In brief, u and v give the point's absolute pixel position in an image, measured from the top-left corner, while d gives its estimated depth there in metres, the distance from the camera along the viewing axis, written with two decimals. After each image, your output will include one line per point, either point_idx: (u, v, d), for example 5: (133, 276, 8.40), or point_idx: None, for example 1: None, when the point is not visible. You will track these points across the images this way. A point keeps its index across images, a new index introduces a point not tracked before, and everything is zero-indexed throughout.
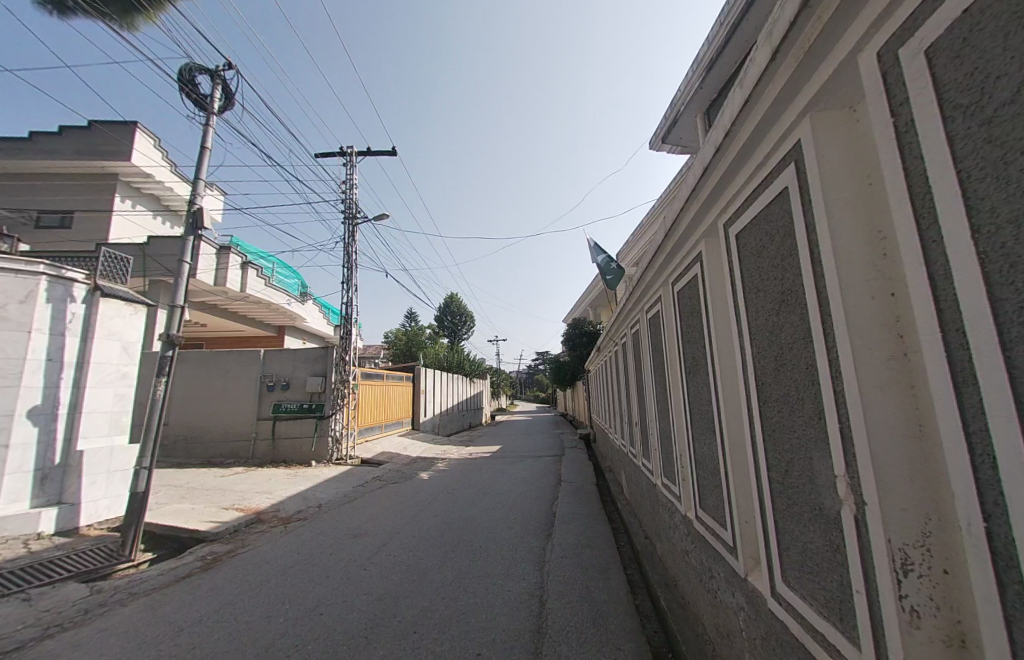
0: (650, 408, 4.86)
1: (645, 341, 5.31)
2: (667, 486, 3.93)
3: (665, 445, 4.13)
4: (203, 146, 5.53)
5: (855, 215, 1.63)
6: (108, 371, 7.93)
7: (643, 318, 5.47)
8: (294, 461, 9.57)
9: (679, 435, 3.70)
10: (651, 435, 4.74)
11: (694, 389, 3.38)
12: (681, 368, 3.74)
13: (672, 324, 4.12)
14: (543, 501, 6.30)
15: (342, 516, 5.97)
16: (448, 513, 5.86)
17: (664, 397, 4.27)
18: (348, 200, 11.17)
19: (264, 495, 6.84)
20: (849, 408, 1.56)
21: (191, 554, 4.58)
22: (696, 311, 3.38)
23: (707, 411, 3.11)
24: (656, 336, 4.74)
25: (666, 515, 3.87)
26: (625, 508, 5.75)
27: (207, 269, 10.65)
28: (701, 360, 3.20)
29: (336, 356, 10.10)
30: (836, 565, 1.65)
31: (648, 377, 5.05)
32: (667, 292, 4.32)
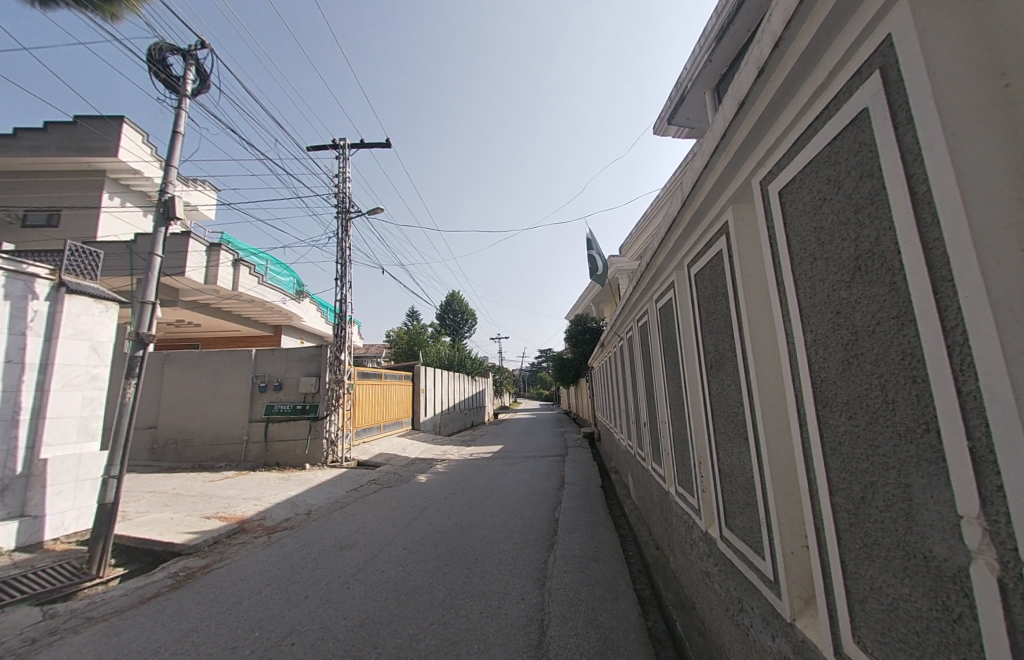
0: (661, 407, 4.46)
1: (654, 334, 4.90)
2: (681, 496, 3.55)
3: (679, 449, 3.73)
4: (175, 131, 5.14)
5: (989, 130, 1.20)
6: (74, 372, 7.62)
7: (651, 309, 5.05)
8: (287, 464, 9.22)
9: (697, 440, 3.30)
10: (662, 436, 4.35)
11: (716, 387, 2.99)
12: (699, 362, 3.34)
13: (687, 314, 3.72)
14: (546, 507, 5.91)
15: (332, 524, 5.61)
16: (445, 521, 5.49)
17: (677, 395, 3.87)
18: (341, 194, 10.76)
19: (251, 502, 6.48)
20: (985, 415, 1.10)
21: (163, 570, 4.21)
22: (720, 297, 2.98)
23: (734, 413, 2.70)
24: (667, 328, 4.33)
25: (681, 528, 3.48)
26: (632, 512, 5.38)
27: (197, 266, 10.29)
28: (727, 354, 2.80)
29: (330, 355, 9.73)
30: (955, 640, 1.20)
31: (658, 372, 4.65)
32: (681, 278, 3.90)
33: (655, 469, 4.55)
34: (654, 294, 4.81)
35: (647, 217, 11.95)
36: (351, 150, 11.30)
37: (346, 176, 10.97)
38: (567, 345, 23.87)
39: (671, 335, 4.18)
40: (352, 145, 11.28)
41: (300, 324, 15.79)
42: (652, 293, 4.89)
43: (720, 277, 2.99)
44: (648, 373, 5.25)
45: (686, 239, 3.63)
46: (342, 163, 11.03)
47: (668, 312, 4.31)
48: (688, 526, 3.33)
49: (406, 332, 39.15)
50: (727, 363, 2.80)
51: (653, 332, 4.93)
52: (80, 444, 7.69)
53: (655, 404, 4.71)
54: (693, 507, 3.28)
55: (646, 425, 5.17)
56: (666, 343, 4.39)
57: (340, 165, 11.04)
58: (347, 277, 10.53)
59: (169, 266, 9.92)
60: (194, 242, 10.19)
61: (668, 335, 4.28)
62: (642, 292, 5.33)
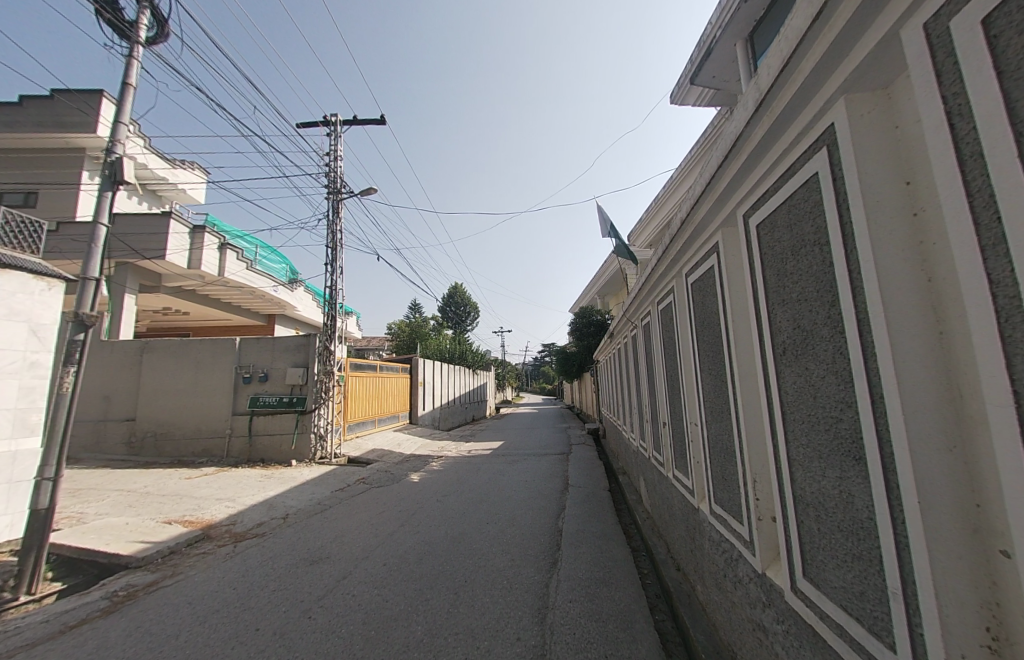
0: (691, 407, 3.55)
1: (682, 310, 3.86)
2: (723, 520, 2.75)
3: (722, 460, 2.86)
4: (126, 81, 4.48)
5: None
6: (10, 358, 6.97)
7: (677, 282, 4.02)
8: (272, 461, 8.65)
9: (759, 454, 2.42)
10: (692, 443, 3.44)
11: (795, 383, 2.07)
12: (763, 350, 2.38)
13: (740, 279, 2.72)
14: (549, 514, 5.26)
15: (309, 531, 5.00)
16: (434, 529, 4.86)
17: (719, 392, 2.94)
18: (332, 173, 10.04)
19: (223, 504, 5.90)
20: None
21: (102, 587, 3.60)
22: (800, 258, 2.02)
23: (835, 425, 1.78)
24: (701, 308, 3.37)
25: (719, 562, 2.75)
26: (646, 524, 4.72)
27: (179, 249, 9.68)
28: (822, 339, 1.85)
29: (319, 344, 9.12)
30: None
31: (689, 361, 3.66)
32: (730, 233, 2.87)
33: (680, 480, 3.68)
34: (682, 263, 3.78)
35: (659, 201, 11.15)
36: (343, 127, 10.55)
37: (337, 154, 10.23)
38: (570, 339, 23.14)
39: (709, 313, 3.19)
40: (344, 122, 10.53)
41: (295, 313, 15.25)
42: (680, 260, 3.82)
43: (802, 225, 2.00)
44: (670, 362, 4.26)
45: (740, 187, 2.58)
46: (334, 140, 10.29)
47: (706, 285, 3.28)
48: (731, 564, 2.57)
49: (407, 325, 38.54)
50: (821, 354, 1.85)
51: (680, 310, 3.92)
52: (16, 441, 7.05)
53: (682, 398, 3.76)
54: (742, 539, 2.50)
55: (668, 425, 4.25)
56: (698, 326, 3.42)
57: (331, 143, 10.30)
58: (338, 262, 9.84)
59: (149, 248, 9.31)
60: (175, 224, 9.56)
61: (704, 314, 3.29)
62: (664, 265, 4.25)
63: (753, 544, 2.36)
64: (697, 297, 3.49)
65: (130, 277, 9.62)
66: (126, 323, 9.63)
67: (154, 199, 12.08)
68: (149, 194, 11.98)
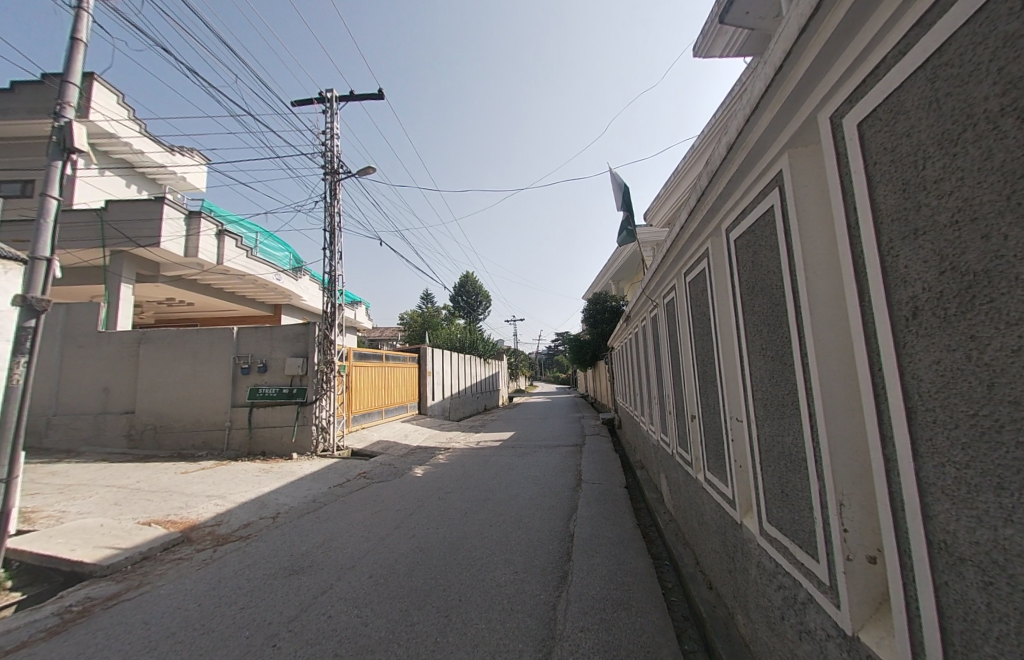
0: (734, 390, 2.51)
1: (717, 260, 2.71)
2: (782, 548, 1.84)
3: (776, 471, 1.87)
4: (75, 37, 4.01)
5: None
6: None
7: (708, 234, 2.82)
8: (273, 454, 8.33)
9: (854, 487, 1.40)
10: (734, 437, 2.46)
11: (892, 330, 1.11)
12: (851, 303, 1.33)
13: (815, 201, 1.58)
14: (558, 516, 4.71)
15: (296, 533, 4.59)
16: (431, 532, 4.36)
17: (772, 380, 1.86)
18: (328, 151, 9.45)
19: (212, 501, 5.57)
20: None
21: (55, 602, 3.23)
22: (945, 131, 0.94)
23: (1004, 403, 0.82)
24: (741, 264, 2.29)
25: (779, 604, 1.89)
26: (670, 530, 4.10)
27: (174, 236, 9.36)
28: (1006, 283, 0.80)
29: (319, 333, 8.71)
30: None
31: (727, 328, 2.56)
32: (789, 151, 1.67)
33: (722, 483, 2.72)
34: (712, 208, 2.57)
35: (678, 173, 10.13)
36: (339, 103, 9.90)
37: (333, 132, 9.60)
38: (585, 326, 22.37)
39: (753, 262, 2.07)
40: (340, 97, 9.87)
41: (301, 302, 14.99)
42: (706, 206, 2.62)
43: (959, 96, 0.89)
44: (702, 335, 3.16)
45: (790, 81, 1.43)
46: (329, 118, 9.65)
47: (750, 229, 2.12)
48: (799, 618, 1.71)
49: (420, 315, 38.33)
50: (1005, 312, 0.80)
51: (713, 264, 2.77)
52: None
53: (718, 376, 2.73)
54: (815, 580, 1.60)
55: (702, 415, 3.23)
56: (737, 279, 2.33)
57: (326, 120, 9.67)
58: (337, 246, 9.26)
59: (143, 236, 9.03)
60: (169, 209, 9.21)
61: (746, 263, 2.17)
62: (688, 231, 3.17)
63: (834, 592, 1.47)
64: (734, 248, 2.33)
65: (127, 266, 9.37)
66: (124, 314, 9.42)
67: (150, 185, 11.86)
68: (146, 181, 11.75)
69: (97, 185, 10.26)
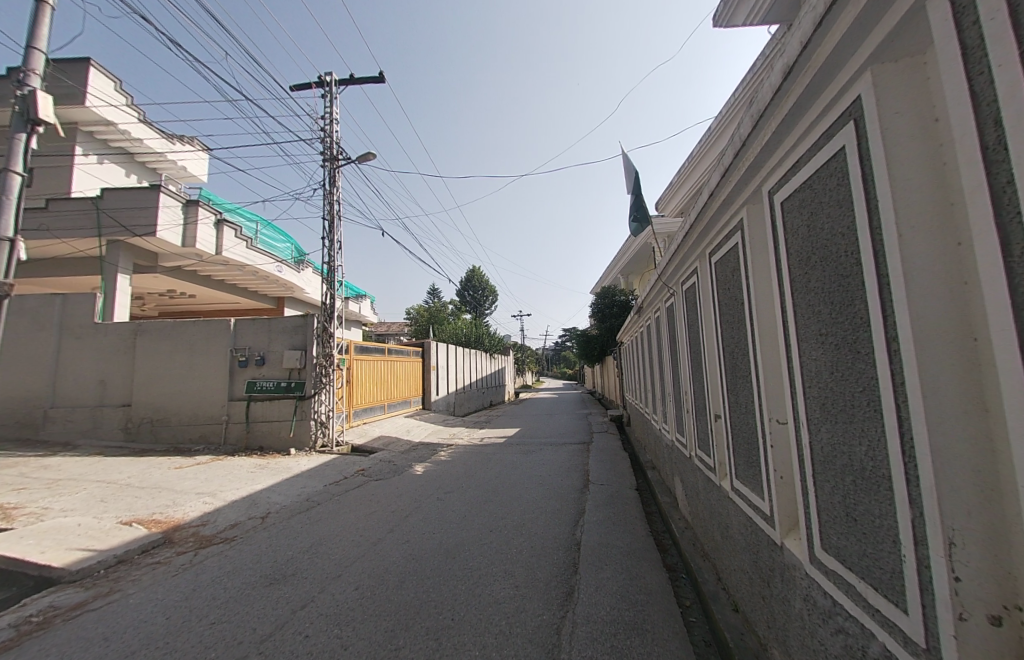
0: (778, 387, 2.08)
1: (753, 234, 2.26)
2: (845, 585, 1.45)
3: (840, 490, 1.47)
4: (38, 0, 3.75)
5: None
6: None
7: (740, 205, 2.36)
8: (270, 449, 8.09)
9: (970, 521, 0.99)
10: (775, 444, 2.04)
11: None
12: (982, 261, 0.91)
13: (914, 131, 1.15)
14: (564, 522, 4.36)
15: (283, 535, 4.30)
16: (425, 537, 4.04)
17: (835, 375, 1.45)
18: (327, 136, 9.08)
19: (201, 499, 5.33)
20: None
21: (15, 611, 2.98)
22: None
23: None
24: (786, 234, 1.88)
25: (836, 652, 1.51)
26: (687, 540, 3.72)
27: (171, 225, 9.14)
28: None
29: (317, 325, 8.42)
30: None
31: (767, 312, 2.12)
32: (874, 68, 1.22)
33: (756, 495, 2.31)
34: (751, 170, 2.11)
35: (692, 159, 9.58)
36: (339, 87, 9.51)
37: (332, 117, 9.22)
38: (593, 321, 21.87)
39: (811, 226, 1.63)
40: (340, 81, 9.48)
41: (303, 295, 14.77)
42: (741, 169, 2.16)
43: None
44: (729, 323, 2.72)
45: None
46: (329, 103, 9.28)
47: (805, 185, 1.67)
48: None
49: (426, 310, 38.08)
50: None
51: (748, 239, 2.32)
52: None
53: (753, 370, 2.30)
54: (898, 638, 1.20)
55: (729, 416, 2.81)
56: (784, 251, 1.89)
57: (325, 106, 9.29)
58: (336, 236, 8.93)
59: (139, 225, 8.82)
60: (165, 197, 8.97)
61: (801, 229, 1.73)
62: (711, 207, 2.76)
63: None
64: (783, 214, 1.88)
65: (124, 257, 9.23)
66: (122, 305, 9.24)
67: (148, 172, 11.85)
68: (144, 169, 11.71)
69: (95, 174, 10.30)
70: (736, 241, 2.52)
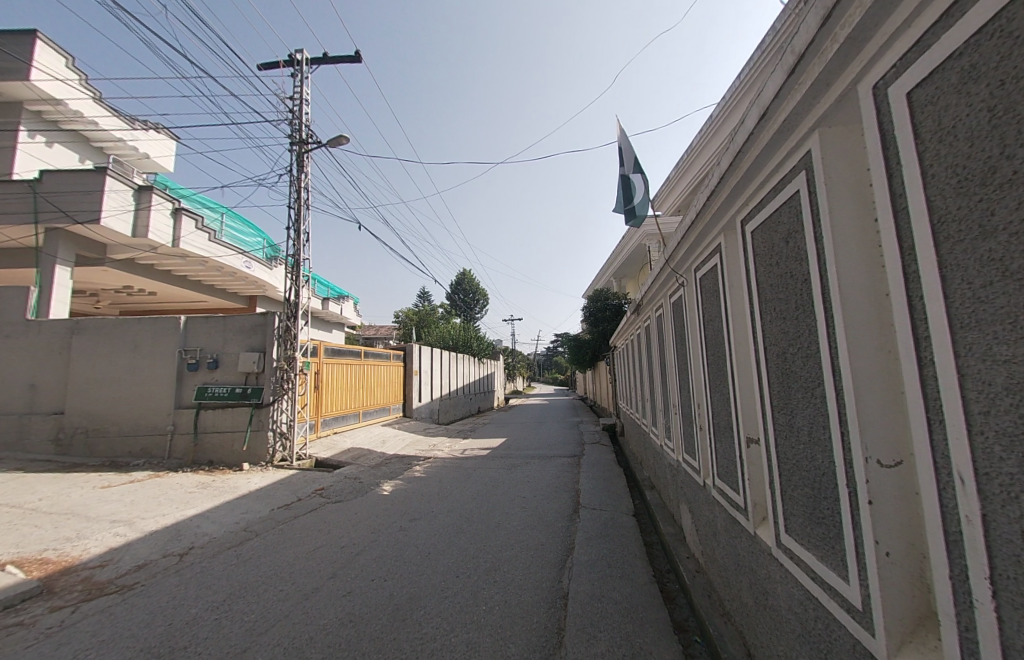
0: (882, 411, 1.25)
1: (816, 176, 1.43)
2: None
3: None
4: None
5: None
6: None
7: (801, 137, 1.51)
8: (221, 464, 7.15)
9: None
10: (866, 501, 1.24)
11: None
12: None
13: None
14: (548, 563, 3.55)
15: (195, 583, 3.42)
16: (373, 587, 3.19)
17: None
18: (296, 117, 8.24)
19: (113, 530, 4.42)
20: None
21: None
22: None
23: None
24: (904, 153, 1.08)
25: None
26: (701, 593, 2.90)
27: (117, 211, 8.20)
28: None
29: (279, 324, 7.54)
30: None
31: (854, 289, 1.32)
32: None
33: (821, 565, 1.51)
34: (831, 73, 1.24)
35: (691, 150, 8.94)
36: (311, 67, 8.71)
37: (303, 98, 8.40)
38: (585, 325, 21.22)
39: (993, 112, 0.83)
40: (312, 60, 8.68)
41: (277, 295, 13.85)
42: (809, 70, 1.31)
43: None
44: (761, 312, 1.91)
45: None
46: (298, 82, 8.46)
47: (973, 42, 0.85)
48: None
49: (414, 314, 37.07)
50: None
51: (809, 188, 1.48)
52: None
53: (814, 379, 1.50)
54: None
55: (764, 443, 1.98)
56: (903, 181, 1.08)
57: (295, 85, 8.46)
58: (303, 226, 8.08)
59: (81, 210, 7.89)
60: (113, 181, 8.06)
61: (960, 127, 0.91)
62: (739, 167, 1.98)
63: None
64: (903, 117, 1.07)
65: (65, 247, 8.25)
66: (60, 299, 8.25)
67: (97, 155, 10.77)
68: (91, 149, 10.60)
69: (39, 156, 9.33)
70: (784, 199, 1.68)
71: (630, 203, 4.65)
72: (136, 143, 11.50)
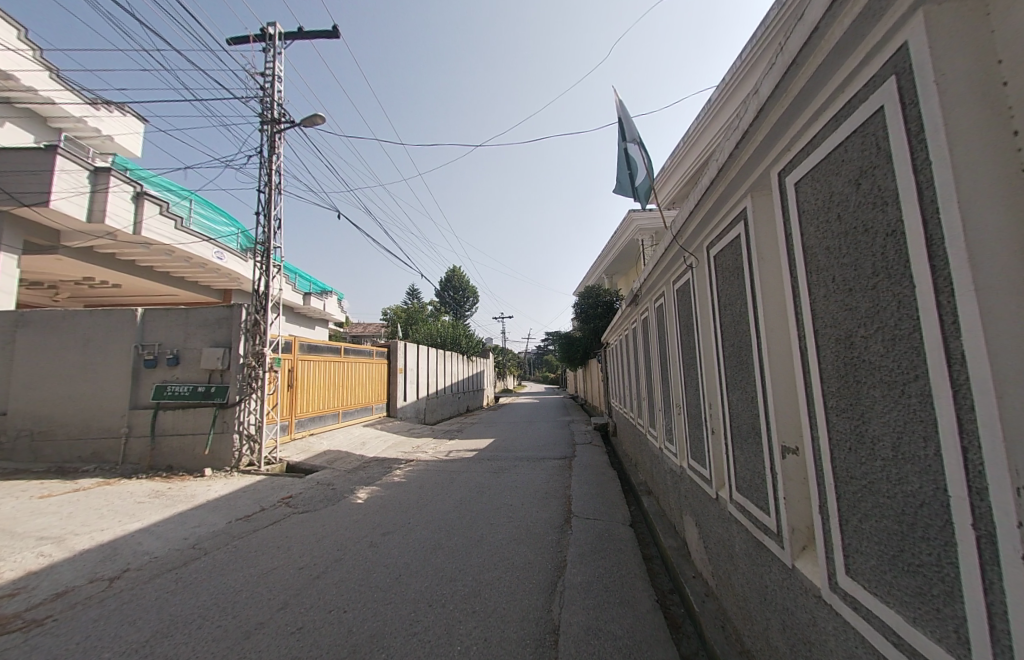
0: None
1: (917, 79, 0.98)
2: None
3: None
4: None
5: None
6: None
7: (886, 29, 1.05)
8: (181, 469, 6.55)
9: None
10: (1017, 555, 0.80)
11: None
12: None
13: None
14: (536, 588, 3.09)
15: (119, 616, 2.88)
16: (329, 620, 2.70)
17: None
18: (267, 94, 7.63)
19: (37, 550, 3.84)
20: None
21: None
22: None
23: None
24: None
25: None
26: (713, 623, 2.47)
27: (69, 193, 7.49)
28: None
29: (246, 318, 6.94)
30: None
31: (985, 235, 0.88)
32: None
33: (915, 630, 1.07)
34: None
35: (688, 138, 8.56)
36: (284, 42, 8.10)
37: (275, 75, 7.79)
38: (576, 322, 20.81)
39: None
40: (286, 35, 8.07)
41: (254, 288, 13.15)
42: None
43: None
44: (810, 285, 1.48)
45: None
46: (270, 58, 7.85)
47: None
48: None
49: (403, 311, 36.31)
50: None
51: (900, 101, 1.03)
52: None
53: (906, 372, 1.06)
54: None
55: (810, 455, 1.55)
56: None
57: (267, 61, 7.85)
58: (274, 212, 7.47)
59: (28, 191, 7.16)
60: (64, 161, 7.36)
61: None
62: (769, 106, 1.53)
63: None
64: None
65: (10, 232, 7.52)
66: (6, 290, 7.44)
67: (46, 133, 9.80)
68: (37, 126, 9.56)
69: None
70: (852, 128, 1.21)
71: (634, 181, 4.19)
72: (92, 121, 10.62)
